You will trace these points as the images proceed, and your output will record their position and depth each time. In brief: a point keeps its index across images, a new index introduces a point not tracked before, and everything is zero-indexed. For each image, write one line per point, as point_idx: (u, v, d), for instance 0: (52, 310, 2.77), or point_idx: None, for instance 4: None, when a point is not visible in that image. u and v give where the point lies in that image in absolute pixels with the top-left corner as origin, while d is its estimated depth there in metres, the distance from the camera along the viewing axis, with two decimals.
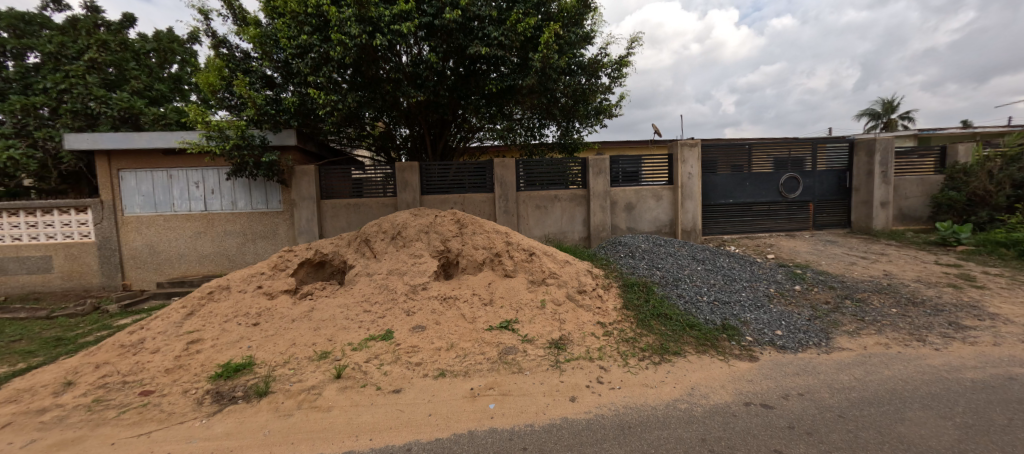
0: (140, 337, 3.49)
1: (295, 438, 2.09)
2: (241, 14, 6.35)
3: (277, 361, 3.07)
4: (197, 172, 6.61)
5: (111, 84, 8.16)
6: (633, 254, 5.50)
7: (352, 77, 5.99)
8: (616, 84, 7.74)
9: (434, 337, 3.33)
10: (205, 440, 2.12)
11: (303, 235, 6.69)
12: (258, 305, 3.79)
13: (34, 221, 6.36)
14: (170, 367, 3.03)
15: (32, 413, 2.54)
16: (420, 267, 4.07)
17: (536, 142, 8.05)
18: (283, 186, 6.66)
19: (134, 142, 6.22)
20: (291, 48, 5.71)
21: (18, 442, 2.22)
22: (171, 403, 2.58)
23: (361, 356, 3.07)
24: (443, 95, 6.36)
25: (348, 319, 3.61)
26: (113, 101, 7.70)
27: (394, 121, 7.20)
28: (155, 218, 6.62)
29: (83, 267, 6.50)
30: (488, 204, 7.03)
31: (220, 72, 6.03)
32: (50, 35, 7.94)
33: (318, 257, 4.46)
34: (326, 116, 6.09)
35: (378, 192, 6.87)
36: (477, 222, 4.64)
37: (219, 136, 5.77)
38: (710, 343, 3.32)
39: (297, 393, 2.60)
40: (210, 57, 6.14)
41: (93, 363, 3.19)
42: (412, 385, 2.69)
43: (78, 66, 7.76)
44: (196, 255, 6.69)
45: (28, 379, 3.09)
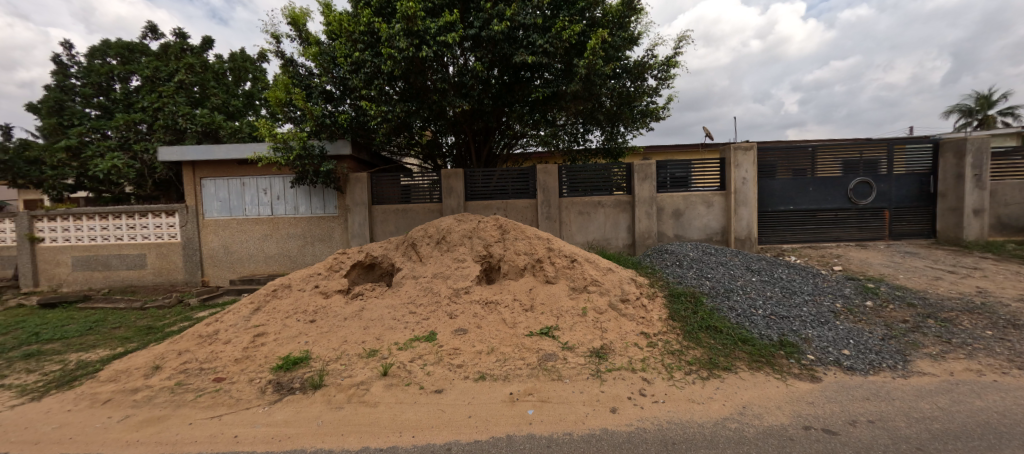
0: (215, 328, 3.86)
1: (345, 429, 2.21)
2: (305, 35, 6.89)
3: (330, 356, 3.27)
4: (265, 179, 7.22)
5: (196, 101, 9.14)
6: (681, 262, 5.27)
7: (402, 89, 6.27)
8: (663, 86, 7.51)
9: (474, 340, 3.38)
10: (267, 426, 2.29)
11: (355, 239, 7.06)
12: (315, 303, 4.06)
13: (133, 223, 7.27)
14: (239, 358, 3.32)
15: (128, 392, 2.90)
16: (462, 270, 4.16)
17: (579, 147, 7.98)
18: (339, 193, 7.10)
19: (214, 153, 6.96)
20: (346, 65, 6.09)
21: (116, 417, 2.54)
22: (240, 390, 2.83)
23: (406, 356, 3.19)
24: (488, 104, 6.49)
25: (395, 319, 3.76)
26: (197, 117, 8.61)
27: (441, 130, 7.42)
28: (229, 222, 7.30)
29: (170, 264, 7.30)
30: (531, 210, 7.05)
31: (286, 88, 6.46)
32: (149, 61, 9.11)
33: (369, 259, 4.69)
34: (379, 127, 6.42)
35: (425, 197, 7.13)
36: (519, 227, 4.67)
37: (285, 147, 6.32)
38: (765, 360, 3.09)
39: (347, 387, 2.76)
40: (279, 75, 6.70)
41: (177, 350, 3.57)
42: (453, 386, 2.75)
43: (170, 87, 8.79)
44: (263, 255, 7.29)
45: (125, 361, 3.52)
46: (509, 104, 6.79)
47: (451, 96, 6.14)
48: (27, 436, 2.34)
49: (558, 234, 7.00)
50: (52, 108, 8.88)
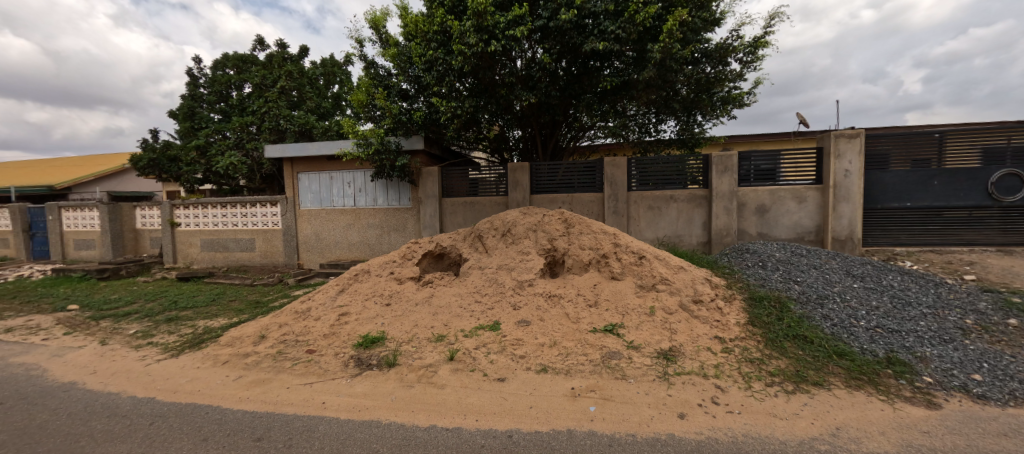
0: (308, 306, 4.35)
1: (416, 407, 2.37)
2: (385, 38, 7.38)
3: (403, 338, 3.52)
4: (349, 173, 7.93)
5: (294, 104, 10.28)
6: (764, 264, 4.80)
7: (471, 84, 6.45)
8: (749, 69, 6.85)
9: (537, 332, 3.42)
10: (349, 396, 2.54)
11: (427, 230, 7.48)
12: (391, 288, 4.39)
13: (245, 211, 8.43)
14: (327, 333, 3.72)
15: (241, 355, 3.39)
16: (527, 263, 4.21)
17: (651, 138, 7.63)
18: (412, 186, 7.56)
19: (308, 150, 7.80)
20: (421, 63, 6.42)
21: (232, 375, 2.99)
22: (327, 362, 3.17)
23: (472, 343, 3.32)
24: (555, 96, 6.44)
25: (462, 307, 3.93)
26: (295, 119, 9.69)
27: (508, 124, 7.53)
28: (319, 211, 8.14)
29: (273, 248, 8.36)
30: (596, 204, 6.89)
31: (367, 89, 6.96)
32: (258, 70, 10.43)
33: (438, 249, 4.93)
34: (449, 122, 6.69)
35: (492, 191, 7.32)
36: (584, 222, 4.61)
37: (365, 143, 6.86)
38: (867, 378, 2.71)
39: (418, 368, 2.95)
40: (362, 77, 7.23)
41: (278, 323, 4.09)
42: (515, 375, 2.81)
43: (274, 93, 9.99)
44: (347, 243, 8.04)
45: (240, 329, 4.12)
46: (577, 96, 6.67)
47: (518, 89, 6.19)
48: (170, 385, 2.86)
49: (625, 230, 6.76)
50: (187, 114, 10.60)
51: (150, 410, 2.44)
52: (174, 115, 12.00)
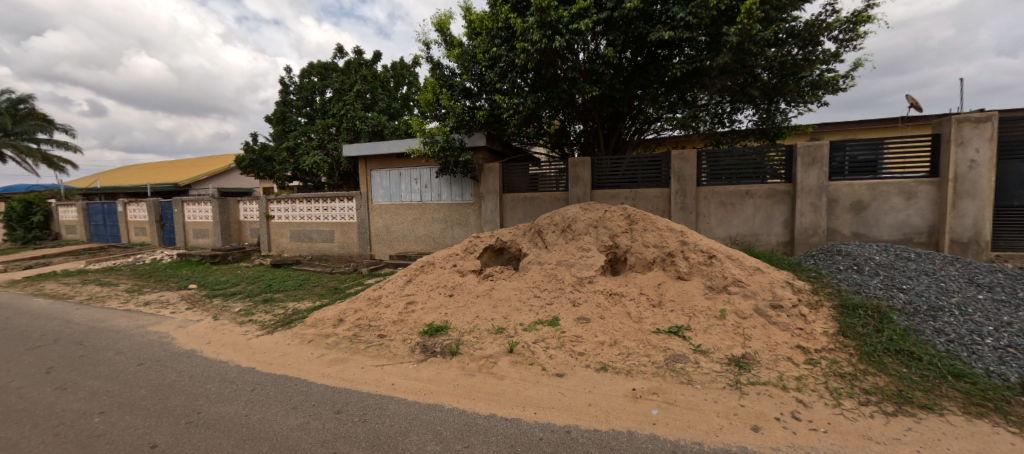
0: (380, 293, 4.69)
1: (477, 395, 2.46)
2: (450, 38, 7.65)
3: (465, 328, 3.66)
4: (416, 170, 8.39)
5: (368, 105, 11.09)
6: (859, 268, 4.25)
7: (532, 80, 6.44)
8: (846, 48, 6.07)
9: (596, 330, 3.36)
10: (416, 380, 2.71)
11: (488, 224, 7.68)
12: (453, 279, 4.59)
13: (325, 206, 9.29)
14: (396, 320, 3.99)
15: (322, 336, 3.76)
16: (587, 260, 4.16)
17: (725, 129, 7.13)
18: (474, 182, 7.80)
19: (380, 148, 8.41)
20: (485, 61, 6.58)
21: (316, 353, 3.34)
22: (396, 346, 3.40)
23: (530, 337, 3.36)
24: (619, 89, 6.25)
25: (521, 301, 4.00)
26: (369, 119, 10.44)
27: (569, 118, 7.43)
28: (388, 206, 8.71)
29: (349, 239, 9.12)
30: (661, 200, 6.57)
31: (433, 90, 7.27)
32: (338, 76, 11.40)
33: (499, 243, 5.04)
34: (510, 119, 6.76)
35: (551, 186, 7.30)
36: (648, 218, 4.43)
37: (431, 141, 7.21)
38: (993, 405, 2.28)
39: (478, 358, 3.06)
40: (429, 77, 7.54)
41: (354, 307, 4.47)
42: (574, 372, 2.79)
43: (351, 96, 10.86)
44: (413, 236, 8.51)
45: (323, 312, 4.57)
46: (643, 87, 6.42)
47: (581, 83, 6.10)
48: (266, 358, 3.27)
49: (693, 227, 6.38)
50: (280, 119, 11.93)
51: (252, 378, 2.81)
52: (268, 120, 13.55)
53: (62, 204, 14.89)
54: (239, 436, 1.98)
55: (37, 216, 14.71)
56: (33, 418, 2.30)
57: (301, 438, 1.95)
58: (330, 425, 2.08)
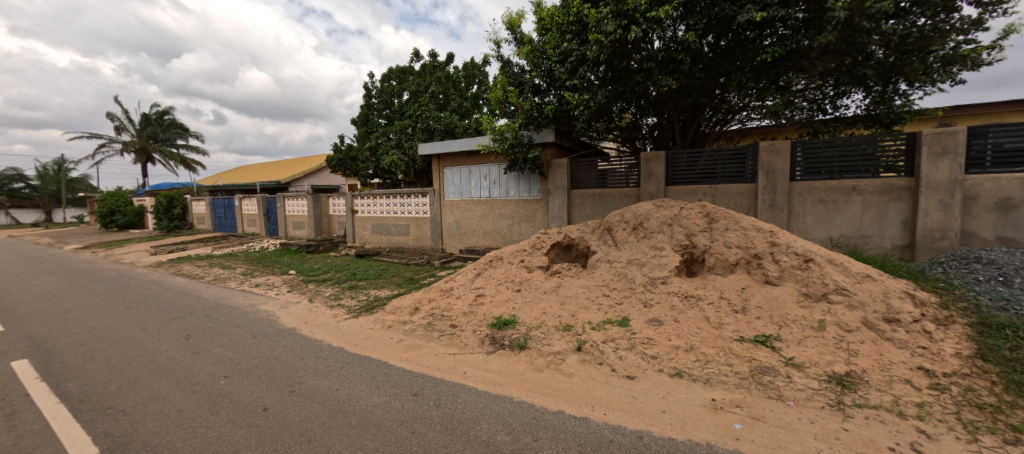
0: (451, 285, 4.92)
1: (545, 390, 2.47)
2: (520, 36, 7.66)
3: (533, 324, 3.70)
4: (485, 167, 8.64)
5: (441, 106, 11.64)
6: (1010, 281, 3.48)
7: (604, 73, 6.19)
8: (993, 13, 5.03)
9: (669, 334, 3.20)
10: (485, 370, 2.80)
11: (555, 221, 7.68)
12: (521, 275, 4.66)
13: (402, 201, 9.97)
14: (467, 311, 4.15)
15: (400, 323, 4.05)
16: (660, 259, 3.97)
17: (826, 116, 6.35)
18: (542, 178, 7.82)
19: (452, 146, 8.80)
20: (555, 56, 6.53)
21: (395, 338, 3.60)
22: (467, 337, 3.55)
23: (599, 336, 3.30)
24: (699, 77, 5.85)
25: (589, 299, 3.94)
26: (441, 119, 10.97)
27: (641, 111, 7.10)
28: (459, 202, 9.08)
29: (423, 233, 9.68)
30: (746, 196, 6.02)
31: (503, 88, 7.41)
32: (414, 79, 12.13)
33: (567, 240, 5.01)
34: (579, 114, 6.62)
35: (621, 182, 7.05)
36: (731, 216, 4.12)
37: (501, 138, 7.40)
38: None
39: (546, 354, 3.07)
40: (499, 75, 7.63)
41: (428, 297, 4.75)
42: (646, 376, 2.67)
43: (426, 97, 11.48)
44: (482, 231, 8.78)
45: (402, 299, 4.92)
46: (726, 73, 5.97)
47: (657, 73, 5.80)
48: (353, 339, 3.60)
49: (783, 227, 5.75)
50: (364, 121, 13.05)
51: (341, 356, 3.12)
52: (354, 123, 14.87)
53: (194, 198, 17.78)
54: (332, 407, 2.21)
55: (177, 208, 17.75)
56: (176, 376, 2.78)
57: (383, 415, 2.12)
58: (408, 405, 2.23)
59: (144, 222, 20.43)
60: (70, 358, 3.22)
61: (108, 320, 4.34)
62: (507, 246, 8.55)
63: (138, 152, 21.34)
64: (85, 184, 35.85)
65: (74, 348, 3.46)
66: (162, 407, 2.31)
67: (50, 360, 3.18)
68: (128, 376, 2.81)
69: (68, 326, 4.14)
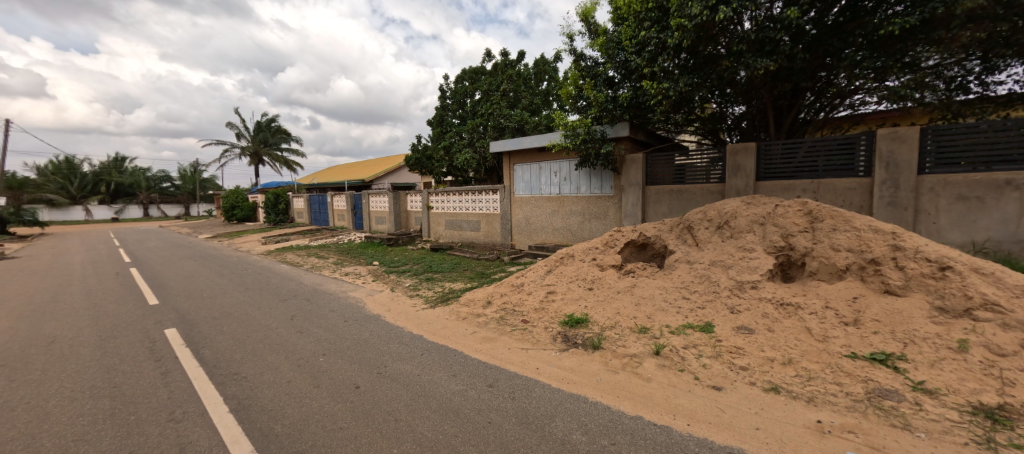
0: (521, 280, 5.00)
1: (622, 393, 2.39)
2: (593, 28, 7.42)
3: (606, 324, 3.63)
4: (556, 163, 8.60)
5: (512, 103, 11.85)
6: None
7: (685, 61, 5.81)
8: None
9: (761, 344, 2.92)
10: (559, 367, 2.79)
11: (628, 218, 7.40)
12: (592, 273, 4.60)
13: (473, 198, 10.34)
14: (538, 307, 4.19)
15: (474, 315, 4.21)
16: (751, 262, 3.71)
17: (971, 97, 5.29)
18: (615, 174, 7.58)
19: (523, 143, 8.89)
20: (631, 47, 6.29)
21: (470, 330, 3.75)
22: (539, 333, 3.57)
23: (679, 341, 3.13)
24: (800, 58, 5.25)
25: (667, 301, 3.77)
26: (512, 116, 11.14)
27: (727, 100, 6.53)
28: (529, 199, 9.16)
29: (493, 229, 9.93)
30: (858, 192, 5.18)
31: (575, 82, 7.30)
32: (486, 78, 12.49)
33: (642, 238, 4.85)
34: (657, 105, 6.31)
35: (700, 178, 6.56)
36: (841, 214, 3.68)
37: (573, 134, 7.31)
38: None
39: (621, 356, 2.98)
40: (571, 69, 7.50)
41: (500, 291, 4.88)
42: (735, 388, 2.45)
43: (497, 96, 11.76)
44: (552, 228, 8.75)
45: (476, 292, 5.12)
46: (835, 52, 5.31)
47: (749, 56, 5.29)
48: (431, 328, 3.81)
49: (906, 229, 4.87)
50: (439, 122, 13.79)
51: (422, 343, 3.33)
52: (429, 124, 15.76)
53: (296, 195, 20.21)
54: (414, 391, 2.36)
55: (282, 204, 20.26)
56: (284, 351, 3.17)
57: (461, 403, 2.21)
58: (484, 395, 2.30)
59: (256, 215, 23.65)
60: (206, 330, 3.85)
61: (232, 299, 5.11)
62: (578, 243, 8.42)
63: (251, 156, 24.74)
64: (212, 183, 42.44)
65: (209, 321, 4.13)
66: (275, 377, 2.66)
67: (191, 330, 3.83)
68: (248, 348, 3.28)
69: (204, 303, 4.96)
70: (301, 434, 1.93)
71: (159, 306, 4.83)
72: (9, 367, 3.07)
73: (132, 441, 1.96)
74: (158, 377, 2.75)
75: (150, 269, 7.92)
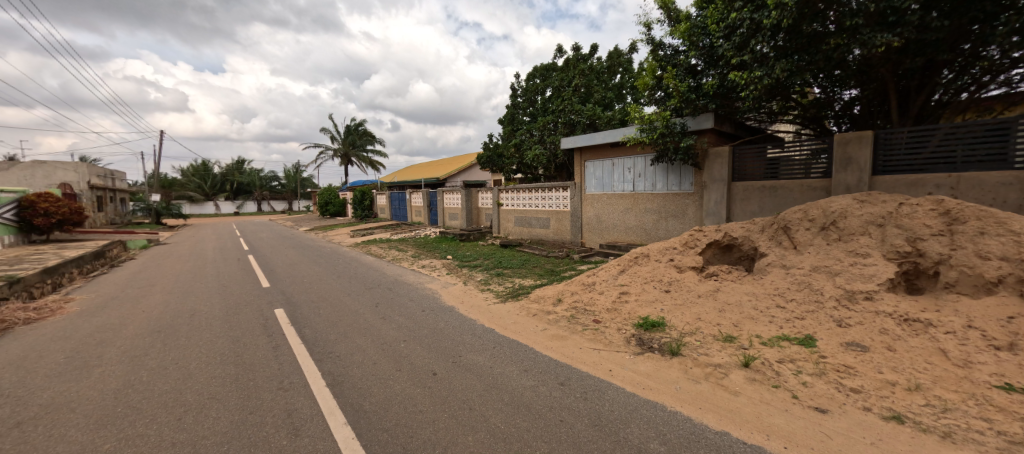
0: (593, 280, 4.91)
1: (703, 405, 2.23)
2: (674, 14, 6.98)
3: (686, 329, 3.43)
4: (630, 159, 8.31)
5: (584, 99, 11.67)
6: None
7: (784, 42, 5.19)
8: None
9: (878, 365, 2.51)
10: (633, 372, 2.70)
11: (710, 217, 6.89)
12: (670, 275, 4.38)
13: (542, 196, 10.38)
14: (610, 308, 4.09)
15: (544, 312, 4.23)
16: (864, 269, 3.26)
17: None
18: (696, 170, 7.11)
19: (596, 139, 8.73)
20: (719, 31, 5.82)
21: (540, 326, 3.77)
22: (612, 334, 3.48)
23: (772, 354, 2.84)
24: (936, 27, 4.43)
25: (757, 310, 3.46)
26: (584, 111, 10.96)
27: (836, 84, 5.80)
28: (600, 196, 8.95)
29: (563, 227, 9.86)
30: (1016, 188, 4.12)
31: (653, 73, 6.96)
32: (557, 75, 12.45)
33: (727, 240, 4.57)
34: (748, 94, 5.76)
35: (798, 172, 5.86)
36: (992, 216, 3.11)
37: (650, 128, 6.96)
38: None
39: (704, 364, 2.79)
40: (648, 60, 7.15)
41: (571, 289, 4.85)
42: (842, 411, 2.14)
43: (569, 91, 11.67)
44: (624, 226, 8.45)
45: (548, 289, 5.15)
46: (986, 18, 4.41)
47: (867, 31, 4.57)
48: (503, 323, 3.91)
49: None
50: (511, 120, 14.08)
51: (497, 337, 3.44)
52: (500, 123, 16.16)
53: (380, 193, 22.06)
54: (487, 383, 2.44)
55: (367, 200, 22.19)
56: (371, 335, 3.49)
57: (533, 398, 2.24)
58: (556, 393, 2.31)
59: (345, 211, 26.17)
60: (307, 311, 4.37)
61: (327, 286, 5.74)
62: (653, 243, 8.02)
63: (342, 157, 27.48)
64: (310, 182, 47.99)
65: (310, 304, 4.69)
66: (363, 358, 2.93)
67: (296, 311, 4.37)
68: (342, 330, 3.67)
69: (304, 288, 5.63)
70: (386, 413, 2.10)
71: (270, 289, 5.60)
72: (163, 333, 3.78)
73: (252, 402, 2.30)
74: (270, 350, 3.19)
75: (263, 256, 9.21)
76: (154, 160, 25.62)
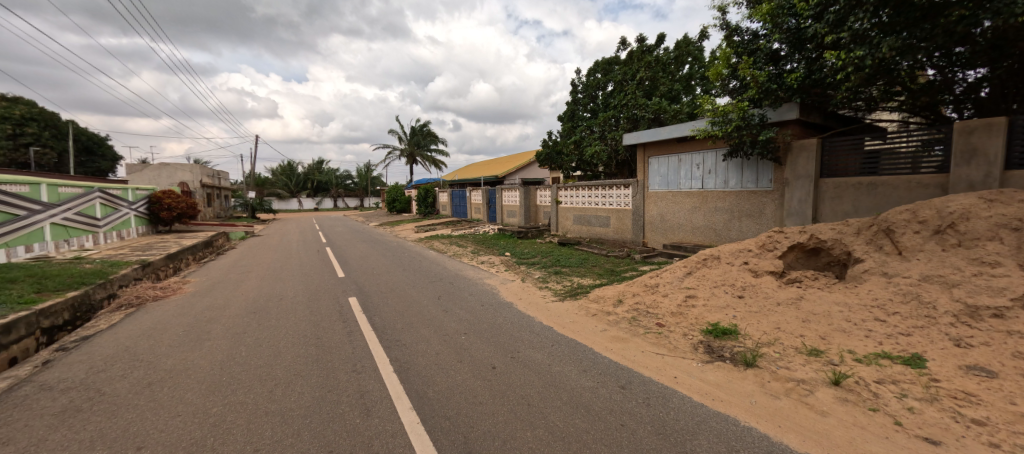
0: (657, 281, 4.71)
1: (782, 423, 2.05)
2: None
3: (762, 339, 3.17)
4: (698, 155, 7.82)
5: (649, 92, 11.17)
6: None
7: (890, 17, 4.54)
8: None
9: (1011, 396, 2.11)
10: (701, 380, 2.56)
11: (793, 217, 6.27)
12: (744, 280, 4.08)
13: (603, 194, 10.15)
14: (675, 312, 3.90)
15: (604, 312, 4.14)
16: (993, 281, 2.76)
17: None
18: (776, 165, 6.51)
19: (660, 134, 8.32)
20: (809, 10, 5.26)
21: (600, 327, 3.70)
22: (678, 340, 3.32)
23: (869, 373, 2.52)
24: None
25: (850, 322, 3.09)
26: (648, 106, 10.50)
27: (957, 63, 4.96)
28: (665, 194, 8.54)
29: (624, 225, 9.56)
30: None
31: (727, 61, 6.49)
32: (620, 68, 12.06)
33: (813, 243, 4.14)
34: (843, 79, 5.14)
35: (903, 167, 5.10)
36: None
37: (722, 121, 6.49)
38: None
39: (784, 379, 2.56)
40: (721, 48, 6.66)
41: (633, 290, 4.70)
42: (959, 444, 1.84)
43: (632, 85, 11.25)
44: (691, 226, 7.99)
45: (610, 289, 5.03)
46: None
47: None
48: (562, 322, 3.90)
49: None
50: (570, 117, 13.93)
51: (556, 335, 3.44)
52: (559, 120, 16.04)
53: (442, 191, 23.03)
54: (545, 381, 2.45)
55: (430, 198, 23.27)
56: (433, 326, 3.67)
57: (592, 399, 2.21)
58: (617, 397, 2.25)
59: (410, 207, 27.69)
60: (376, 301, 4.70)
61: (392, 278, 6.13)
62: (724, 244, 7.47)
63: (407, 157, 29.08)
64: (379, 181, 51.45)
65: (378, 294, 5.05)
66: (427, 348, 3.09)
67: (366, 300, 4.73)
68: (407, 320, 3.90)
69: (373, 279, 6.07)
70: (448, 401, 2.20)
71: (344, 279, 6.11)
72: (258, 314, 4.30)
73: (331, 381, 2.54)
74: (344, 335, 3.48)
75: (338, 249, 10.08)
76: (251, 162, 29.13)
